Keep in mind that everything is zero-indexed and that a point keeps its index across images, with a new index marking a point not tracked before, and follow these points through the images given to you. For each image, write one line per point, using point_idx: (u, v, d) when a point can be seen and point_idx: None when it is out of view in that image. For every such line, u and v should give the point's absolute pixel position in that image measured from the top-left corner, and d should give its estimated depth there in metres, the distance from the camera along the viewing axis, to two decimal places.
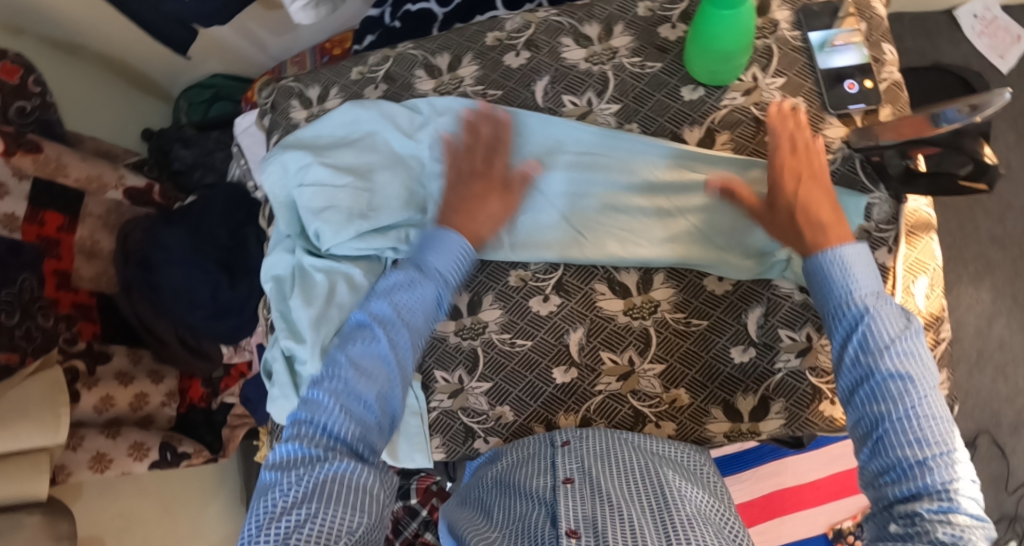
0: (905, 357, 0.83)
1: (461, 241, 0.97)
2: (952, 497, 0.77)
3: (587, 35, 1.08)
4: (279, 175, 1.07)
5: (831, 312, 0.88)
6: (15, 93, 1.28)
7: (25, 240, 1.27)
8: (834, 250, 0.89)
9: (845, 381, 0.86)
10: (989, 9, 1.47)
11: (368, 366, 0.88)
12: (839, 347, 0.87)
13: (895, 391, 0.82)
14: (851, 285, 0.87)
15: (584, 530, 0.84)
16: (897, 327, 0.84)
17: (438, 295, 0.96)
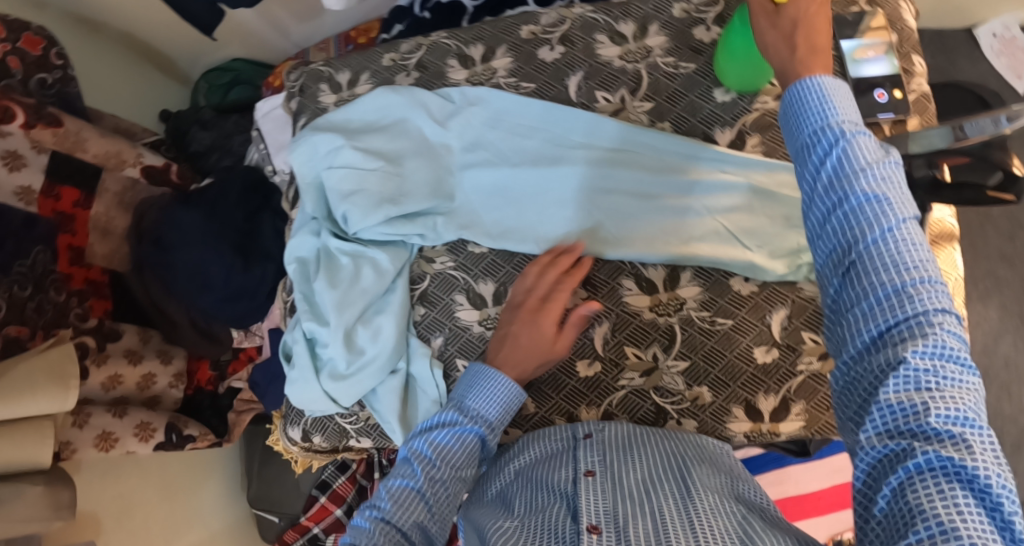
0: (883, 182, 0.67)
1: (504, 379, 0.94)
2: (935, 327, 0.62)
3: (622, 33, 1.09)
4: (307, 156, 1.07)
5: (805, 135, 0.72)
6: (37, 65, 1.27)
7: (41, 214, 1.25)
8: (811, 79, 0.72)
9: (825, 220, 0.69)
10: (1009, 29, 1.51)
11: (408, 502, 0.87)
12: (805, 158, 0.72)
13: (869, 214, 0.66)
14: (827, 101, 0.71)
15: (605, 526, 0.83)
16: (879, 150, 0.68)
17: (479, 435, 0.92)
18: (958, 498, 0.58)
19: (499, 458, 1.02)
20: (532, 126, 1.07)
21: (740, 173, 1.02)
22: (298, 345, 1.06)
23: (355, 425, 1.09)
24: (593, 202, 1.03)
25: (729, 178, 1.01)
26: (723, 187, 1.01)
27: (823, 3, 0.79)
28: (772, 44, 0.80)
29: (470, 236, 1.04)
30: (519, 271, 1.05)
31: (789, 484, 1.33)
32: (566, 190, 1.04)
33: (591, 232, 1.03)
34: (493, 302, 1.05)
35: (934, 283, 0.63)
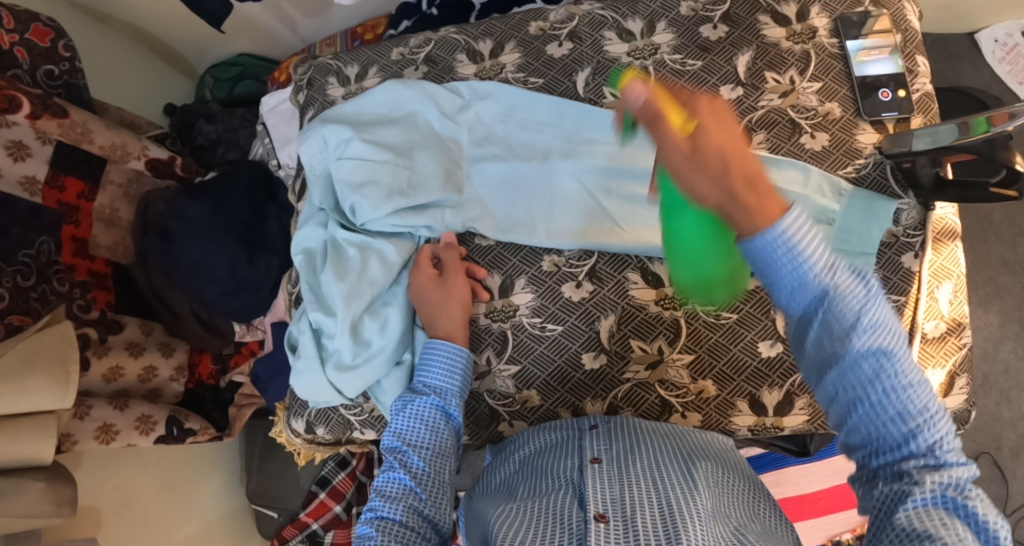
0: (871, 332, 0.69)
1: (442, 346, 0.97)
2: (942, 455, 0.68)
3: (630, 30, 1.09)
4: (316, 147, 1.07)
5: (781, 289, 0.71)
6: (44, 56, 1.26)
7: (45, 205, 1.25)
8: (762, 235, 0.68)
9: (815, 367, 0.72)
10: (1011, 36, 1.52)
11: (395, 492, 0.87)
12: (786, 308, 0.72)
13: (864, 372, 0.69)
14: (793, 250, 0.69)
15: (612, 513, 0.83)
16: (859, 294, 0.69)
17: (439, 406, 0.94)
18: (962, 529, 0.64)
19: (501, 449, 1.03)
20: (541, 121, 1.08)
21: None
22: (303, 335, 1.06)
23: (359, 416, 1.09)
24: (600, 196, 1.04)
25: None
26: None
27: (718, 127, 0.71)
28: (704, 186, 0.69)
29: (478, 229, 1.06)
30: (526, 263, 1.05)
31: (789, 485, 1.34)
32: (574, 184, 1.05)
33: (598, 225, 1.03)
34: (499, 294, 1.05)
35: (929, 411, 0.69)
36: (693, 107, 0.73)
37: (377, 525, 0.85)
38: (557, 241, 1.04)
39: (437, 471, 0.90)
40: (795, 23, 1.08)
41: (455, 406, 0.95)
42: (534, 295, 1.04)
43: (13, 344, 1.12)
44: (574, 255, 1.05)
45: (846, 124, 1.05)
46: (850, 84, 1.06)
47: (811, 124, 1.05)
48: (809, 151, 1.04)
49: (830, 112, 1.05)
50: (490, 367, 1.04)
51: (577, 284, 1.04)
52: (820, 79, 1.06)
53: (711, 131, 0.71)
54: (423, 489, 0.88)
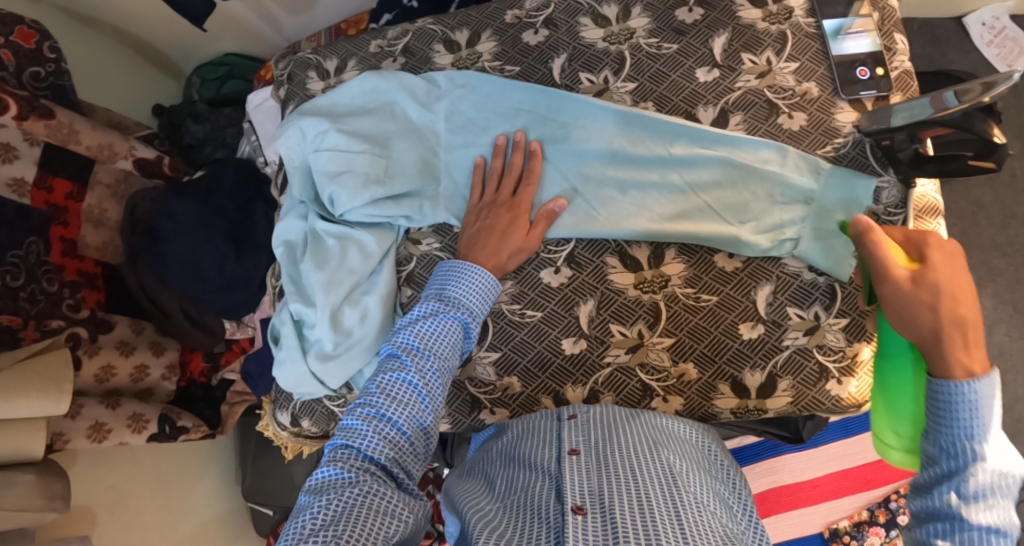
0: (998, 508, 0.76)
1: (483, 272, 0.95)
2: None
3: (605, 16, 1.10)
4: (295, 140, 1.08)
5: (942, 437, 0.79)
6: (30, 58, 1.28)
7: (33, 206, 1.26)
8: (954, 385, 0.79)
9: (918, 505, 0.80)
10: (998, 19, 1.53)
11: (402, 396, 0.84)
12: (938, 453, 0.80)
13: (975, 535, 0.75)
14: (975, 413, 0.78)
15: (590, 505, 0.82)
16: (1005, 477, 0.76)
17: (462, 324, 0.92)
18: None
19: (482, 437, 1.03)
20: (516, 108, 1.07)
21: (724, 152, 1.02)
22: (285, 324, 1.07)
23: (343, 407, 1.09)
24: (575, 180, 1.04)
25: (718, 156, 1.01)
26: (705, 165, 1.02)
27: (954, 273, 0.84)
28: (916, 312, 0.83)
29: (456, 218, 1.06)
30: None
31: (785, 472, 1.31)
32: (547, 168, 1.05)
33: (576, 211, 1.03)
34: None
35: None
36: (918, 250, 0.87)
37: (374, 426, 0.82)
38: None
39: (444, 388, 0.88)
40: (771, 4, 1.07)
41: (474, 329, 0.93)
42: (512, 281, 1.04)
43: (10, 365, 1.12)
44: (552, 241, 1.04)
45: (824, 103, 1.04)
46: (828, 64, 1.05)
47: (788, 105, 1.04)
48: (787, 131, 1.03)
49: (808, 91, 1.04)
50: (471, 354, 1.04)
51: (556, 269, 1.03)
52: (797, 59, 1.05)
53: (935, 270, 0.84)
54: (430, 402, 0.85)
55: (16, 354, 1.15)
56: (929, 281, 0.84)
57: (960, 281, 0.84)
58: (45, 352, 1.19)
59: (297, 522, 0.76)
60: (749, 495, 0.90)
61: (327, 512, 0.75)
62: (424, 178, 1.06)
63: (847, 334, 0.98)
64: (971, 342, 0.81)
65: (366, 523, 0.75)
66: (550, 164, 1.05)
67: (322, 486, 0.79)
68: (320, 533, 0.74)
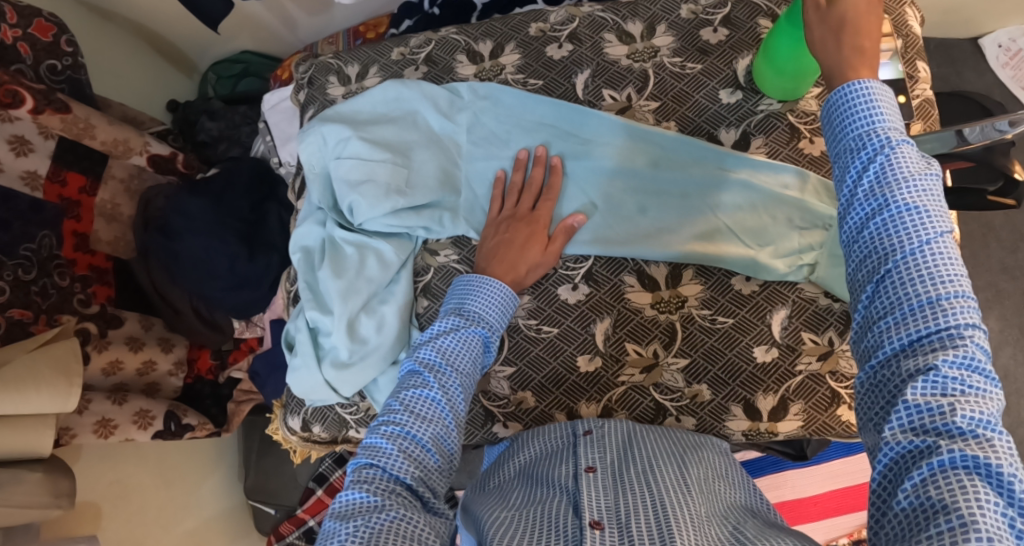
0: (923, 194, 0.69)
1: (501, 285, 0.95)
2: (964, 342, 0.64)
3: (630, 32, 1.10)
4: (316, 144, 1.08)
5: (849, 138, 0.73)
6: (47, 51, 1.27)
7: (46, 200, 1.25)
8: (857, 83, 0.73)
9: (852, 219, 0.72)
10: (1014, 41, 1.54)
11: (426, 414, 0.83)
12: (850, 158, 0.73)
13: (908, 225, 0.68)
14: (876, 110, 0.72)
15: (607, 522, 0.82)
16: (921, 162, 0.70)
17: (483, 338, 0.91)
18: (981, 491, 0.60)
19: (497, 452, 1.02)
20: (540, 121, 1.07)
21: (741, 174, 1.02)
22: (300, 331, 1.07)
23: (355, 415, 1.09)
24: (595, 197, 1.05)
25: (734, 178, 1.02)
26: (722, 186, 1.02)
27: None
28: (816, 42, 0.80)
29: (474, 230, 1.06)
30: None
31: (787, 487, 1.32)
32: (566, 183, 1.05)
33: (594, 228, 1.04)
34: None
35: (962, 285, 0.66)
36: None
37: (398, 444, 0.81)
38: None
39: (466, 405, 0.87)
40: None
41: (495, 342, 0.93)
42: (529, 296, 1.04)
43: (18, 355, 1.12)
44: (570, 257, 1.05)
45: None
46: None
47: (810, 129, 1.04)
48: (808, 156, 1.04)
49: None
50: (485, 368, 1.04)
51: (573, 286, 1.04)
52: (820, 84, 1.06)
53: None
54: (453, 417, 0.84)
55: (25, 345, 1.14)
56: (844, 9, 0.78)
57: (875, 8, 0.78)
58: (53, 341, 1.18)
59: None
60: (771, 507, 0.89)
61: (356, 537, 0.73)
62: (442, 188, 1.06)
63: None
64: (861, 60, 0.76)
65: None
66: (570, 180, 1.05)
67: (348, 510, 0.77)
68: None
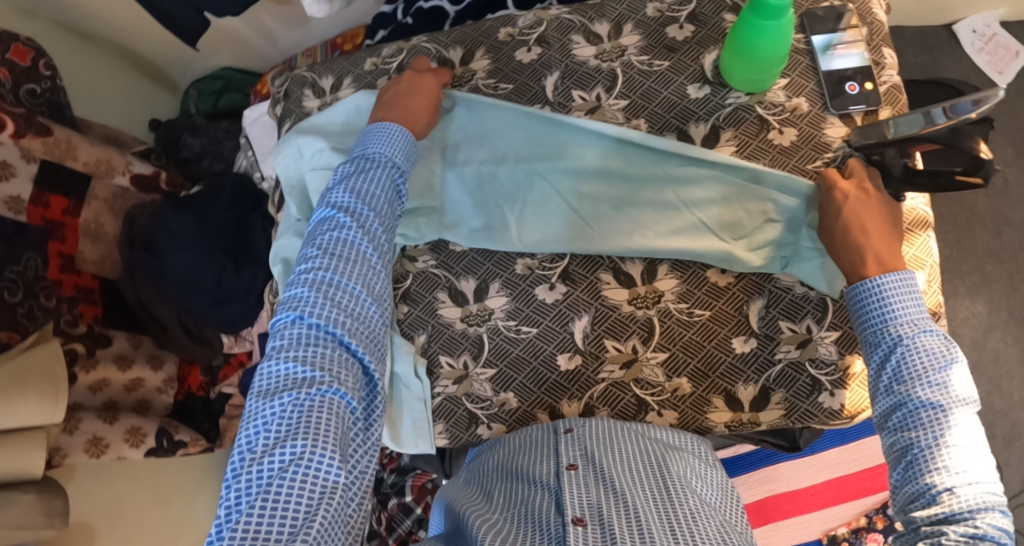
0: (937, 389, 0.83)
1: (394, 127, 0.97)
2: (977, 524, 0.77)
3: (597, 33, 1.11)
4: (292, 158, 1.10)
5: (869, 333, 0.89)
6: (27, 75, 1.29)
7: (30, 223, 1.26)
8: (874, 279, 0.88)
9: (879, 406, 0.87)
10: (989, 26, 1.56)
11: (341, 298, 0.86)
12: (872, 350, 0.88)
13: (925, 419, 0.82)
14: (890, 304, 0.87)
15: (590, 518, 0.84)
16: (939, 354, 0.84)
17: (392, 178, 0.96)
18: None
19: (480, 451, 1.04)
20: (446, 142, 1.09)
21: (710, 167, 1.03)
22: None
23: None
24: (570, 199, 1.05)
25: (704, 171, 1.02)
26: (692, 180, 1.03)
27: (874, 208, 0.94)
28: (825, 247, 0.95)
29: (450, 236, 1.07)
30: (499, 267, 1.06)
31: (782, 480, 1.32)
32: (539, 185, 1.06)
33: (569, 229, 1.04)
34: (474, 298, 1.06)
35: (975, 475, 0.79)
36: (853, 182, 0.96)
37: (317, 295, 0.85)
38: (533, 245, 1.04)
39: (383, 264, 0.92)
40: None
41: (402, 178, 0.97)
42: (508, 298, 1.05)
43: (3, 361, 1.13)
44: (547, 258, 1.06)
45: (814, 118, 1.05)
46: (817, 79, 1.06)
47: (779, 120, 1.05)
48: (778, 146, 1.04)
49: (798, 107, 1.05)
50: (467, 371, 1.05)
51: (550, 286, 1.05)
52: (787, 75, 1.07)
53: (851, 202, 0.94)
54: (371, 263, 0.90)
55: (10, 353, 1.16)
56: (853, 210, 0.94)
57: (884, 208, 0.95)
58: (36, 345, 1.19)
59: (256, 425, 0.81)
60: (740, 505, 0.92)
61: (285, 416, 0.81)
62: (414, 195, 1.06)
63: (839, 346, 0.99)
64: (884, 259, 0.91)
65: (329, 419, 0.81)
66: (546, 182, 1.06)
67: (274, 386, 0.83)
68: (286, 436, 0.80)
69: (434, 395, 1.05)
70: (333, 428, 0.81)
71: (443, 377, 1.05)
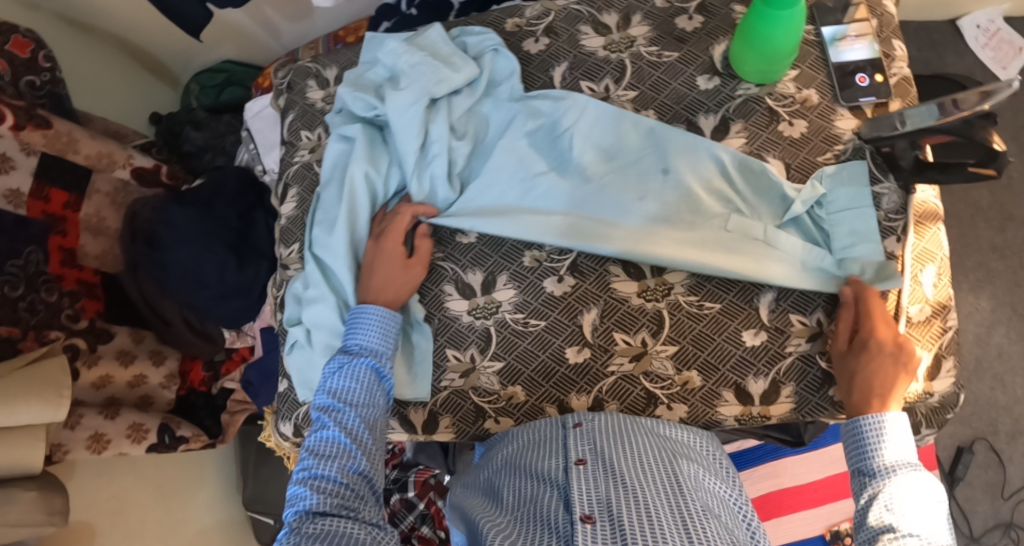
0: (924, 525, 0.82)
1: (378, 310, 0.96)
2: None
3: (605, 23, 1.11)
4: (364, 104, 1.08)
5: (858, 468, 0.89)
6: (26, 67, 1.28)
7: (30, 217, 1.25)
8: (868, 418, 0.89)
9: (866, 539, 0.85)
10: (992, 22, 1.56)
11: (330, 451, 0.87)
12: (861, 487, 0.88)
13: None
14: (879, 438, 0.88)
15: (599, 515, 0.82)
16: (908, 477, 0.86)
17: (375, 369, 0.93)
18: None
19: (489, 447, 1.02)
20: (640, 149, 1.04)
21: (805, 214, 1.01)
22: (296, 282, 1.10)
23: None
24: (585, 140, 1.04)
25: (788, 191, 1.00)
26: (774, 192, 1.01)
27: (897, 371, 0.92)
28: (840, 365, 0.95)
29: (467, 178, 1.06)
30: (507, 259, 1.05)
31: (786, 476, 1.30)
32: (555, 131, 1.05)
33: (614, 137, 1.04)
34: (481, 290, 1.05)
35: None
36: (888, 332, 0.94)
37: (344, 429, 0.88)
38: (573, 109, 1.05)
39: (371, 428, 0.90)
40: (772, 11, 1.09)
41: (388, 368, 0.94)
42: (516, 290, 1.04)
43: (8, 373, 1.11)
44: (555, 250, 1.05)
45: (824, 110, 1.04)
46: (827, 70, 1.06)
47: (789, 112, 1.04)
48: (788, 138, 1.03)
49: (808, 99, 1.04)
50: (474, 364, 1.04)
51: (559, 278, 1.04)
52: (797, 66, 1.06)
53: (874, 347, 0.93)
54: (369, 435, 0.89)
55: (14, 363, 1.13)
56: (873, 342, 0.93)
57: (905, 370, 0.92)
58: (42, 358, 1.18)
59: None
60: (749, 502, 0.90)
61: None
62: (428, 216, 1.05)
63: None
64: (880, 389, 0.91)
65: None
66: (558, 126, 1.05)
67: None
68: None
69: (441, 389, 1.04)
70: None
71: (449, 370, 1.04)
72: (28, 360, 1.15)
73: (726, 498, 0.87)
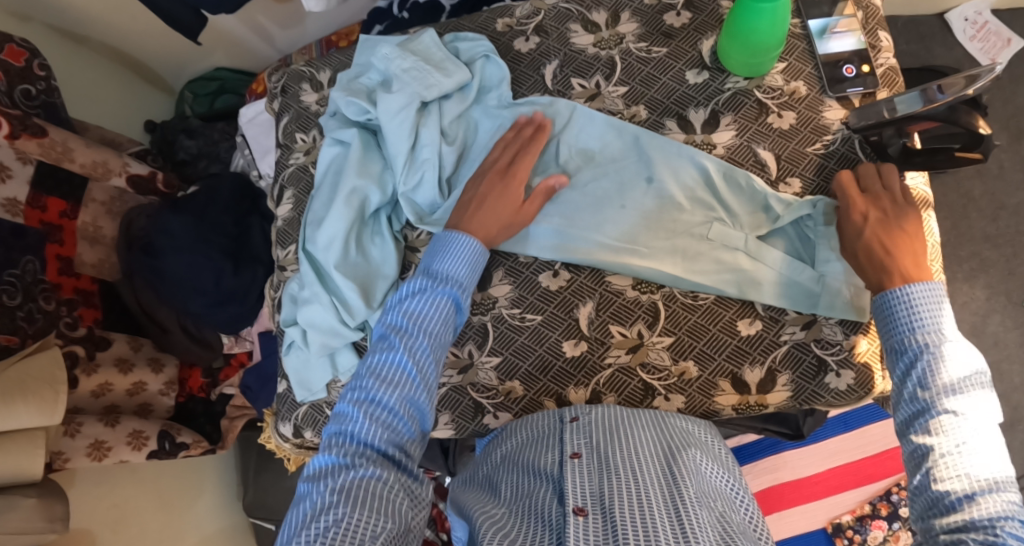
0: (961, 398, 0.80)
1: (468, 242, 0.95)
2: (1002, 536, 0.72)
3: (595, 21, 1.12)
4: (357, 108, 1.08)
5: (893, 340, 0.87)
6: (21, 77, 1.28)
7: (27, 225, 1.25)
8: (898, 289, 0.88)
9: (902, 415, 0.84)
10: (980, 14, 1.59)
11: (394, 377, 0.86)
12: (896, 361, 0.86)
13: (942, 425, 0.79)
14: (916, 312, 0.86)
15: (592, 507, 0.83)
16: (964, 363, 0.82)
17: (453, 300, 0.93)
18: None
19: (488, 442, 1.03)
20: (621, 155, 1.06)
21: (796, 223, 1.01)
22: (292, 283, 1.11)
23: None
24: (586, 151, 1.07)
25: (772, 201, 1.01)
26: (758, 198, 1.02)
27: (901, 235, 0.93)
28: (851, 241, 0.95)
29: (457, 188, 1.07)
30: (502, 256, 1.06)
31: (786, 469, 1.30)
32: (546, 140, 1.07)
33: (608, 147, 1.06)
34: (478, 287, 1.06)
35: (995, 478, 0.76)
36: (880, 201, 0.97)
37: (412, 358, 0.87)
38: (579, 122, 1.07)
39: (436, 363, 0.89)
40: None
41: (465, 301, 0.94)
42: (512, 286, 1.05)
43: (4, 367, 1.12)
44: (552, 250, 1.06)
45: (812, 101, 1.05)
46: (815, 62, 1.07)
47: (777, 104, 1.05)
48: (777, 130, 1.05)
49: (796, 90, 1.06)
50: (472, 360, 1.04)
51: (554, 273, 1.05)
52: (785, 59, 1.07)
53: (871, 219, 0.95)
54: (426, 375, 0.87)
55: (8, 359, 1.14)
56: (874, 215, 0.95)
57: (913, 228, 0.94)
58: (37, 352, 1.18)
59: (299, 510, 0.80)
60: (749, 490, 0.90)
61: (328, 494, 0.79)
62: (419, 223, 1.06)
63: (844, 326, 0.99)
64: (880, 251, 0.93)
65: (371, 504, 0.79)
66: None
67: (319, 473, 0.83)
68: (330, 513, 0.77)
69: (439, 385, 1.05)
70: (385, 521, 0.78)
71: (448, 367, 1.05)
72: (23, 355, 1.16)
73: (721, 486, 0.88)
